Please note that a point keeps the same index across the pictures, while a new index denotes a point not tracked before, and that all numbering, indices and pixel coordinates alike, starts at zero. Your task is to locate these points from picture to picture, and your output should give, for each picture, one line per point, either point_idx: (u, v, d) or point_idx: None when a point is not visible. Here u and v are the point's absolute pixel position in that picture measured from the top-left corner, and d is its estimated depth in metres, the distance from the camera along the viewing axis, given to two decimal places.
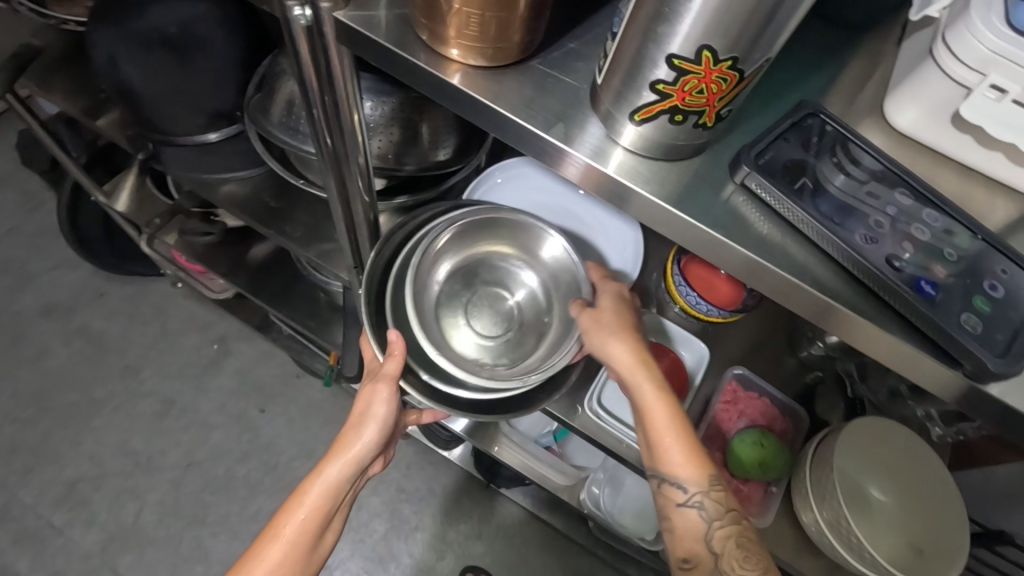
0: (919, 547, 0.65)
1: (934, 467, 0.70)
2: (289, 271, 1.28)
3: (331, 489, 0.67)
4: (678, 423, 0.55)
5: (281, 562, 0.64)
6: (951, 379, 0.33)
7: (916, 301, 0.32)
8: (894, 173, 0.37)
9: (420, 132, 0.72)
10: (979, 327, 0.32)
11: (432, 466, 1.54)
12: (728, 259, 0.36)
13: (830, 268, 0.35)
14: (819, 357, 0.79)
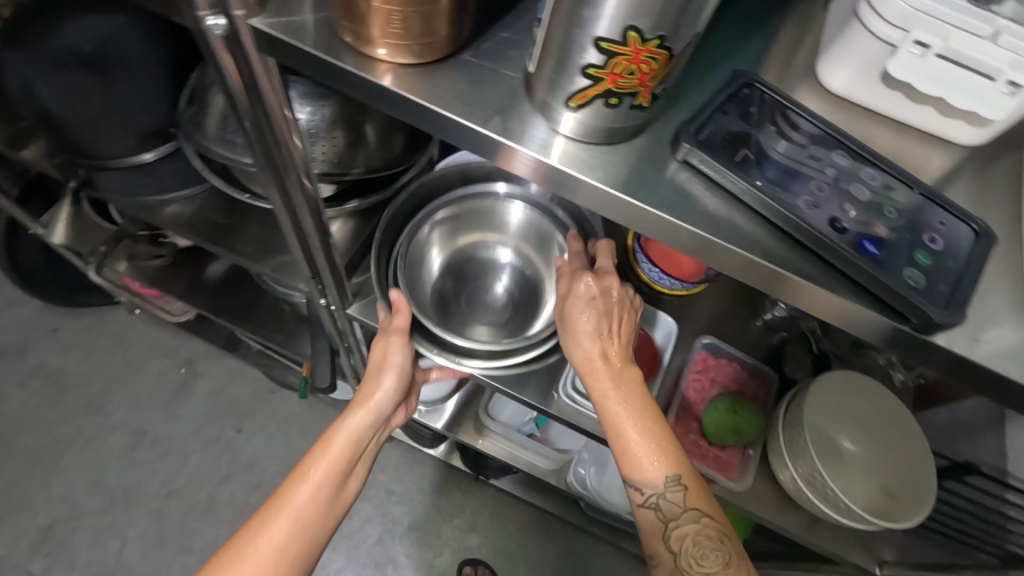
0: (890, 491, 0.68)
1: (899, 410, 0.72)
2: (250, 286, 1.25)
3: (353, 438, 0.69)
4: (637, 430, 0.54)
5: (308, 504, 0.64)
6: (901, 334, 0.34)
7: (862, 263, 0.32)
8: (832, 135, 0.37)
9: (366, 135, 0.70)
10: (923, 282, 0.33)
11: (419, 465, 1.54)
12: (677, 237, 0.36)
13: (777, 236, 0.35)
14: (783, 319, 0.81)
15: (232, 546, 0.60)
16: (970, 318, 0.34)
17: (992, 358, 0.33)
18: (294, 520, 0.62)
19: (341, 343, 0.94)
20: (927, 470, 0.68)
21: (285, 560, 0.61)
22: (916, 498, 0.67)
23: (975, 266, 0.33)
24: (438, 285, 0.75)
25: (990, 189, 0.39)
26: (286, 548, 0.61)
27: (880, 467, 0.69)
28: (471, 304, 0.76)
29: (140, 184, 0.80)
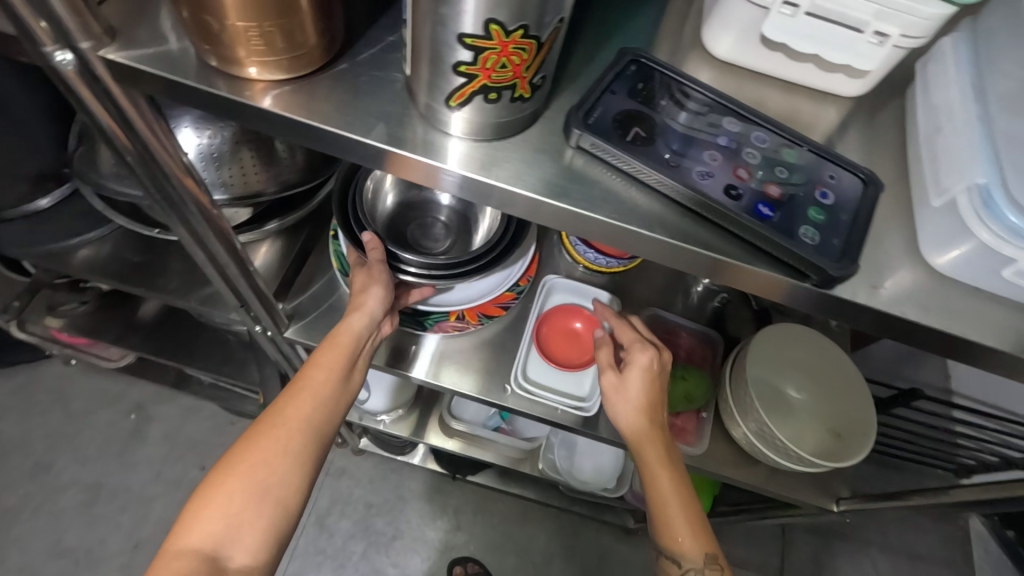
0: (837, 431, 0.70)
1: (834, 353, 0.75)
2: (187, 321, 1.20)
3: (360, 333, 0.64)
4: (681, 507, 0.61)
5: (322, 392, 0.61)
6: (806, 290, 0.34)
7: (760, 226, 0.33)
8: (725, 104, 0.38)
9: (276, 153, 0.68)
10: (817, 238, 0.33)
11: (395, 473, 1.53)
12: (579, 225, 0.35)
13: (676, 210, 0.35)
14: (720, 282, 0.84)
15: (256, 424, 0.58)
16: (867, 263, 0.35)
17: (888, 300, 0.34)
18: (313, 402, 0.60)
19: (289, 366, 0.92)
20: (866, 407, 0.71)
21: (309, 436, 0.59)
22: (862, 435, 0.70)
23: (863, 217, 0.34)
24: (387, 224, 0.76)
25: (879, 136, 0.40)
26: (309, 428, 0.59)
27: (824, 411, 0.72)
28: (418, 240, 0.77)
29: (40, 233, 0.75)
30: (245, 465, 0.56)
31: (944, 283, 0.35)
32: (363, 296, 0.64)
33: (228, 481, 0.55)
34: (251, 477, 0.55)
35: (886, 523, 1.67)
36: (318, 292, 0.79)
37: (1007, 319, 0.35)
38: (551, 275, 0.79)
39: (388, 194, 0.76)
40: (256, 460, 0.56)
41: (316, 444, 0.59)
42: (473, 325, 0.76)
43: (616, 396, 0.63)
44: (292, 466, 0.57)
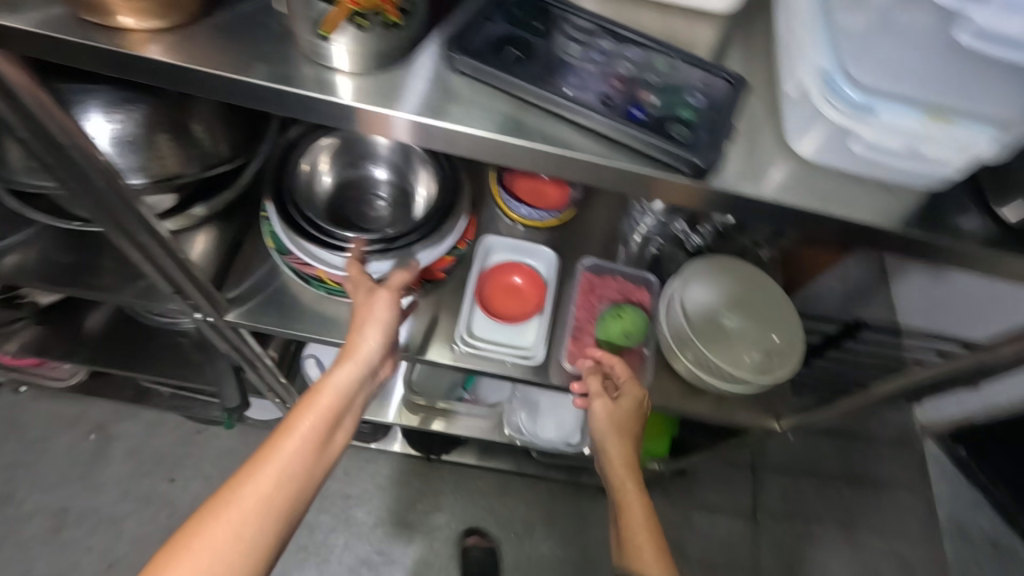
0: (769, 351, 0.75)
1: (755, 276, 0.79)
2: (137, 329, 1.18)
3: (341, 389, 0.64)
4: (648, 535, 0.67)
5: (290, 462, 0.59)
6: (685, 185, 0.37)
7: (633, 126, 0.35)
8: (603, 26, 0.40)
9: (196, 138, 0.68)
10: (687, 133, 0.36)
11: (371, 463, 1.54)
12: (466, 143, 0.37)
13: (556, 123, 0.37)
14: (654, 228, 0.86)
15: (220, 488, 0.56)
16: (742, 158, 0.39)
17: (765, 188, 0.38)
18: (280, 468, 0.58)
19: (243, 357, 0.96)
20: (792, 324, 0.75)
21: (269, 510, 0.56)
22: (791, 348, 0.74)
23: (728, 115, 0.37)
24: (327, 201, 0.77)
25: (755, 48, 0.43)
26: (274, 496, 0.57)
27: (756, 332, 0.76)
28: (360, 215, 0.79)
29: None
30: (199, 544, 0.53)
31: (813, 168, 0.39)
32: (355, 342, 0.66)
33: (176, 561, 0.52)
34: (204, 553, 0.52)
35: (847, 453, 1.75)
36: (260, 276, 0.79)
37: (865, 198, 0.40)
38: (488, 236, 0.81)
39: (324, 177, 0.78)
40: (211, 541, 0.53)
41: (279, 516, 0.57)
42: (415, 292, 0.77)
43: (598, 425, 0.73)
44: (251, 539, 0.54)
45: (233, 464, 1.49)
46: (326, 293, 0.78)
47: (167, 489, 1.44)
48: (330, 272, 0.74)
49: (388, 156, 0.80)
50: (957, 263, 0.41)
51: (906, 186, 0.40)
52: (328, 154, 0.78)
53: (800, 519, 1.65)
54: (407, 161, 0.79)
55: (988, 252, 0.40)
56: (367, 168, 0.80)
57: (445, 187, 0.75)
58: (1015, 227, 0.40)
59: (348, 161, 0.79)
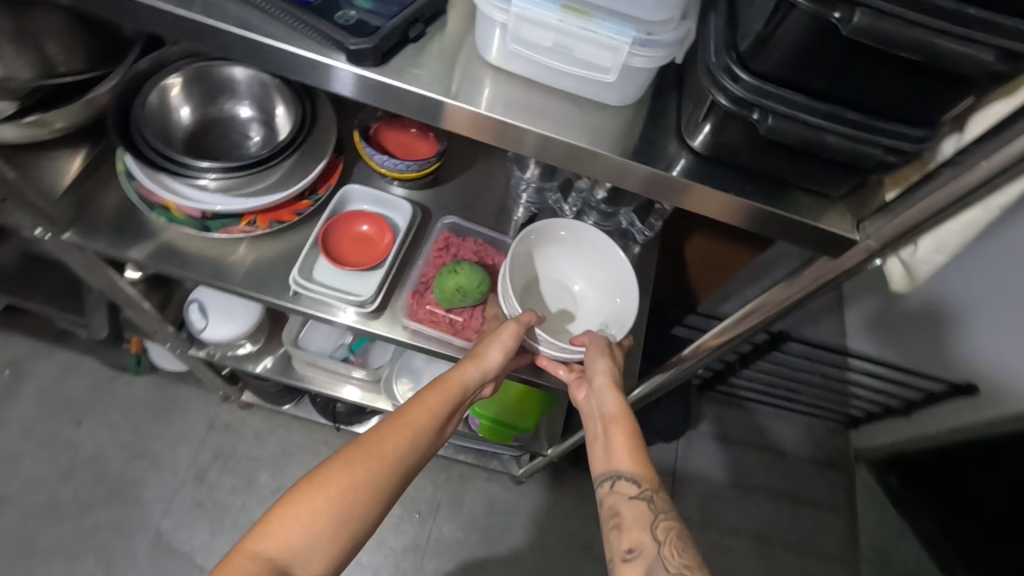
0: (607, 322, 0.78)
1: (591, 233, 0.79)
2: (46, 262, 1.21)
3: (465, 388, 0.71)
4: (632, 446, 0.69)
5: (414, 434, 0.66)
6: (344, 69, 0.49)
7: (300, 10, 0.49)
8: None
9: (43, 51, 0.71)
10: (352, 19, 0.50)
11: (282, 428, 1.53)
12: (171, 23, 0.50)
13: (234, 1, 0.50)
14: (534, 196, 0.85)
15: (356, 441, 0.63)
16: (468, 80, 0.51)
17: (478, 101, 0.50)
18: (410, 438, 0.65)
19: (117, 295, 0.96)
20: (629, 296, 0.77)
21: (394, 471, 0.63)
22: (625, 311, 0.77)
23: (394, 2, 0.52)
24: (188, 135, 0.78)
25: None
26: (401, 460, 0.63)
27: (595, 297, 0.80)
28: (228, 151, 0.80)
29: None
30: (335, 483, 0.59)
31: (506, 77, 0.52)
32: (486, 351, 0.71)
33: (315, 492, 0.58)
34: (340, 491, 0.59)
35: (773, 469, 1.72)
36: (114, 201, 0.80)
37: (519, 89, 0.52)
38: (349, 184, 0.80)
39: (179, 109, 0.77)
40: (343, 482, 0.59)
41: (399, 478, 0.64)
42: (264, 231, 0.79)
43: (595, 347, 0.73)
44: (379, 493, 0.61)
45: (142, 413, 1.49)
46: (171, 222, 0.77)
47: (72, 433, 1.45)
48: (180, 203, 0.74)
49: (248, 91, 0.79)
50: (676, 196, 0.53)
51: (607, 103, 0.53)
52: (182, 87, 0.76)
53: (715, 530, 1.61)
54: (268, 94, 0.79)
55: (679, 179, 0.51)
56: (230, 106, 0.80)
57: (302, 116, 0.75)
58: (699, 150, 0.52)
59: (209, 95, 0.79)
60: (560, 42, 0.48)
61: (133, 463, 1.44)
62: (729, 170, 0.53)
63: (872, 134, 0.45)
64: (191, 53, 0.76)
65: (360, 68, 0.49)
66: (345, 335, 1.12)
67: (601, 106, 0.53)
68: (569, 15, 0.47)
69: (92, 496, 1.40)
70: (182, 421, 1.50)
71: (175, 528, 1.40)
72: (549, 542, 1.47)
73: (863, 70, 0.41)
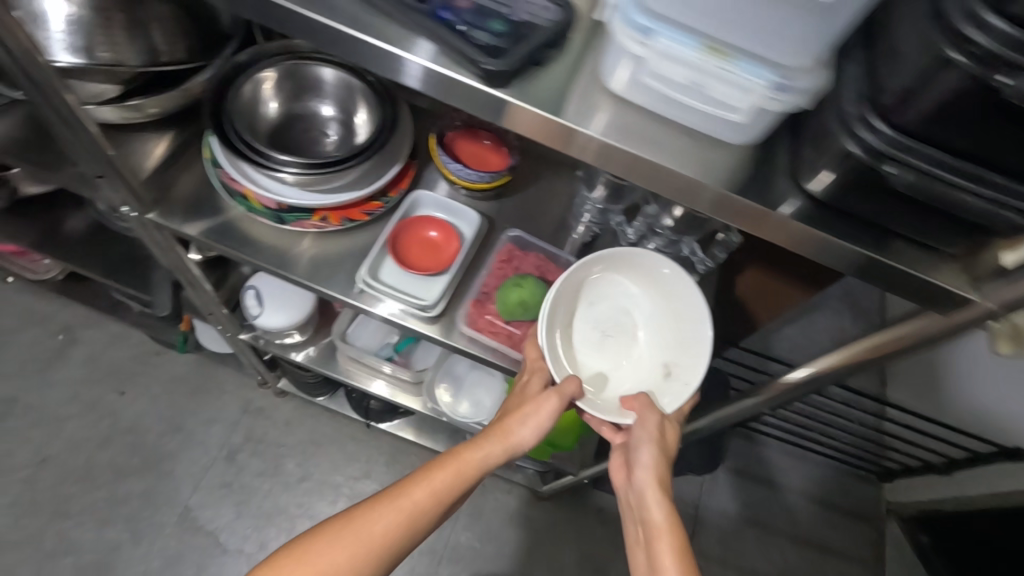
0: (668, 371, 0.77)
1: (682, 278, 0.75)
2: (110, 235, 1.25)
3: (480, 465, 0.72)
4: (678, 560, 0.67)
5: (415, 510, 0.68)
6: (476, 86, 0.50)
7: (441, 27, 0.50)
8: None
9: (152, 39, 0.73)
10: (485, 41, 0.51)
11: (313, 418, 1.56)
12: (294, 23, 0.51)
13: (367, 10, 0.51)
14: (597, 216, 0.85)
15: (353, 511, 0.67)
16: (581, 102, 0.52)
17: (587, 125, 0.51)
18: (409, 514, 0.68)
19: (183, 275, 0.99)
20: (698, 354, 0.74)
21: (386, 546, 0.66)
22: (688, 367, 0.75)
23: (530, 26, 0.52)
24: (272, 128, 0.81)
25: None
26: (395, 539, 0.67)
27: (661, 337, 0.79)
28: (306, 147, 0.82)
29: None
30: (324, 553, 0.64)
31: (629, 106, 0.53)
32: (514, 429, 0.73)
33: (304, 558, 0.63)
34: (322, 566, 0.63)
35: (798, 513, 1.67)
36: (191, 185, 0.83)
37: (645, 123, 0.53)
38: (420, 190, 0.83)
39: (268, 103, 0.80)
40: (330, 554, 0.64)
41: (391, 551, 0.67)
42: (335, 227, 0.81)
43: (642, 433, 0.72)
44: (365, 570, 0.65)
45: (181, 389, 1.53)
46: (248, 211, 0.80)
47: (114, 401, 1.49)
48: (258, 193, 0.76)
49: (333, 92, 0.82)
50: (774, 234, 0.53)
51: (725, 141, 0.53)
52: (272, 82, 0.79)
53: (731, 569, 1.58)
54: (352, 95, 0.81)
55: (789, 220, 0.51)
56: (313, 104, 0.83)
57: (385, 120, 0.77)
58: (820, 197, 0.52)
59: (296, 92, 0.82)
60: (695, 81, 0.48)
61: (168, 437, 1.48)
62: (840, 219, 0.53)
63: (1005, 199, 0.44)
64: (286, 49, 0.79)
65: (500, 89, 0.50)
66: (392, 334, 1.13)
67: (722, 144, 0.53)
68: (708, 55, 0.46)
69: (127, 464, 1.44)
70: (219, 401, 1.54)
71: (202, 505, 1.43)
72: (564, 562, 1.46)
73: (1008, 134, 0.41)
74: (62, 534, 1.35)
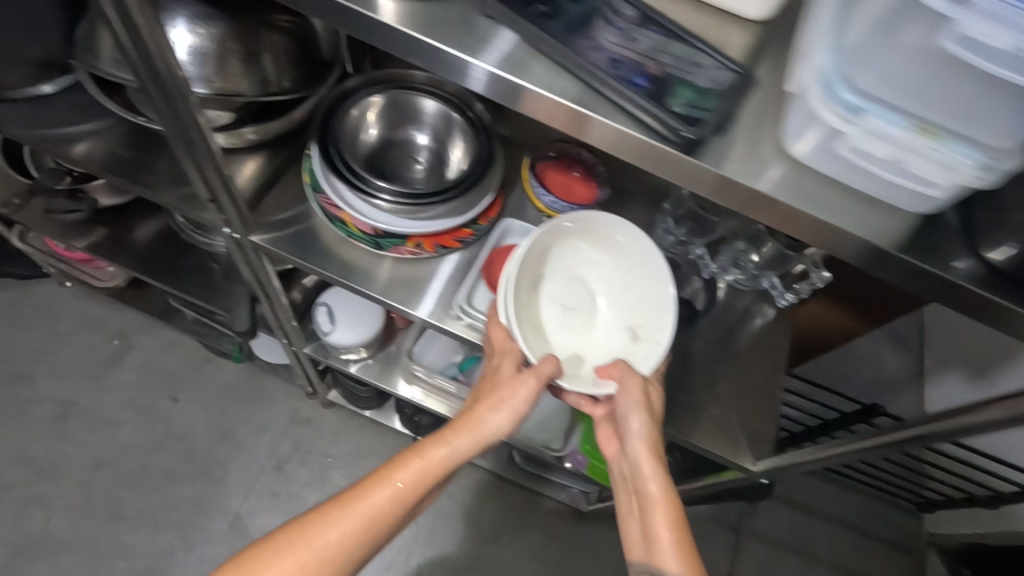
0: (636, 334, 0.77)
1: (639, 239, 0.77)
2: (177, 244, 1.27)
3: (450, 459, 0.71)
4: (675, 531, 0.68)
5: (378, 512, 0.67)
6: (671, 155, 0.50)
7: (640, 95, 0.50)
8: (644, 13, 0.53)
9: (264, 68, 0.74)
10: (681, 110, 0.51)
11: (358, 429, 1.57)
12: (478, 78, 0.51)
13: (556, 71, 0.51)
14: (675, 245, 0.89)
15: (307, 520, 0.65)
16: (748, 157, 0.52)
17: (759, 181, 0.51)
18: (370, 518, 0.67)
19: (262, 291, 1.01)
20: (663, 313, 0.75)
21: (346, 554, 0.65)
22: (655, 329, 0.76)
23: (722, 96, 0.52)
24: (371, 152, 0.83)
25: None
26: (355, 545, 0.66)
27: (620, 301, 0.80)
28: (399, 173, 0.85)
29: (40, 118, 0.82)
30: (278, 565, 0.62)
31: (807, 172, 0.52)
32: (489, 417, 0.73)
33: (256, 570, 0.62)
34: None
35: (835, 541, 1.66)
36: (289, 209, 0.86)
37: (821, 190, 0.53)
38: (510, 218, 0.86)
39: (370, 129, 0.82)
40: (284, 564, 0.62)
41: (353, 556, 0.66)
42: (428, 253, 0.82)
43: (629, 401, 0.71)
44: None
45: (231, 397, 1.55)
46: (346, 235, 0.82)
47: (167, 407, 1.52)
48: (355, 218, 0.78)
49: (430, 121, 0.84)
50: (927, 289, 0.53)
51: (902, 208, 0.53)
52: (376, 109, 0.82)
53: None
54: (448, 125, 0.83)
55: (963, 284, 0.51)
56: (409, 131, 0.85)
57: (483, 154, 0.80)
58: (999, 265, 0.51)
59: (393, 119, 0.84)
60: (897, 157, 0.47)
61: (219, 444, 1.50)
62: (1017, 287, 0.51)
63: None
64: (393, 78, 0.82)
65: (696, 157, 0.50)
66: (456, 353, 1.15)
67: (897, 212, 0.53)
68: (920, 135, 0.46)
69: (179, 470, 1.46)
70: (268, 410, 1.55)
71: (252, 514, 1.44)
72: None
73: None
74: (116, 538, 1.37)
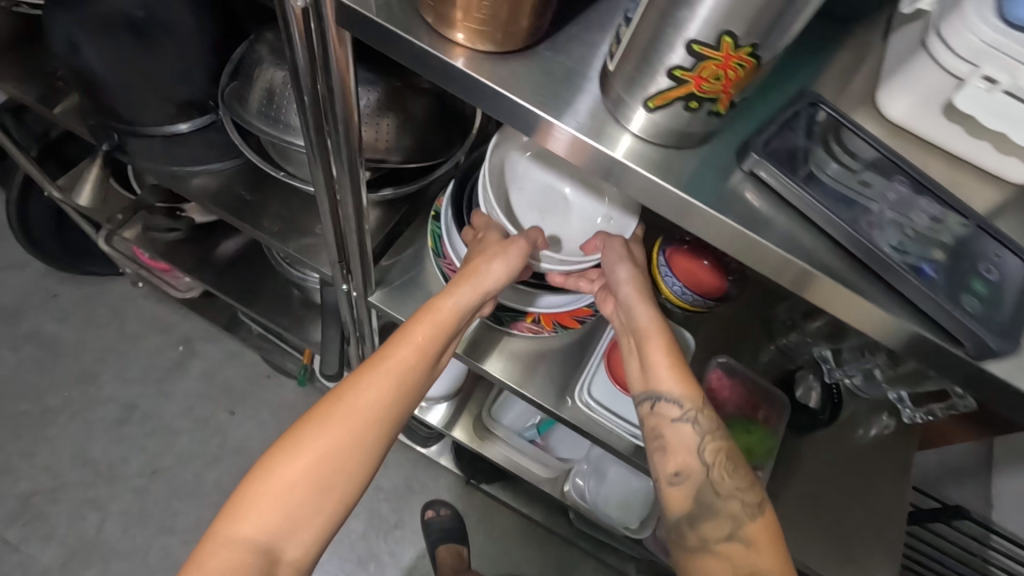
0: (609, 215, 0.75)
1: None
2: (260, 264, 1.26)
3: (457, 311, 0.65)
4: (672, 360, 0.66)
5: (401, 371, 0.62)
6: (952, 355, 0.40)
7: (930, 288, 0.39)
8: (917, 181, 0.43)
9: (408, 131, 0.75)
10: (978, 308, 0.39)
11: (410, 464, 1.50)
12: (722, 232, 0.42)
13: (817, 237, 0.42)
14: (794, 343, 0.87)
15: (335, 396, 0.60)
16: None
17: None
18: (398, 384, 0.62)
19: (353, 331, 0.97)
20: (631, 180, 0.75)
21: (372, 427, 0.60)
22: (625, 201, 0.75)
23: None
24: None
25: None
26: (384, 414, 0.61)
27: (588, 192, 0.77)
28: None
29: (170, 152, 0.81)
30: (315, 444, 0.58)
31: None
32: (486, 268, 0.65)
33: (298, 455, 0.58)
34: (317, 455, 0.58)
35: None
36: (407, 263, 0.83)
37: None
38: None
39: None
40: (319, 442, 0.58)
41: (384, 425, 0.61)
42: (546, 330, 0.81)
43: (614, 253, 0.68)
44: (363, 447, 0.59)
45: (288, 416, 1.54)
46: None
47: (225, 420, 1.51)
48: None
49: None
50: None
51: None
52: None
53: None
54: None
55: None
56: None
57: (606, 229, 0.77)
58: None
59: None
60: None
61: None
62: None
63: None
64: None
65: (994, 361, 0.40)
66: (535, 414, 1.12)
67: None
68: None
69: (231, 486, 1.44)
70: None
71: None
72: None
73: None
74: (165, 550, 1.36)
